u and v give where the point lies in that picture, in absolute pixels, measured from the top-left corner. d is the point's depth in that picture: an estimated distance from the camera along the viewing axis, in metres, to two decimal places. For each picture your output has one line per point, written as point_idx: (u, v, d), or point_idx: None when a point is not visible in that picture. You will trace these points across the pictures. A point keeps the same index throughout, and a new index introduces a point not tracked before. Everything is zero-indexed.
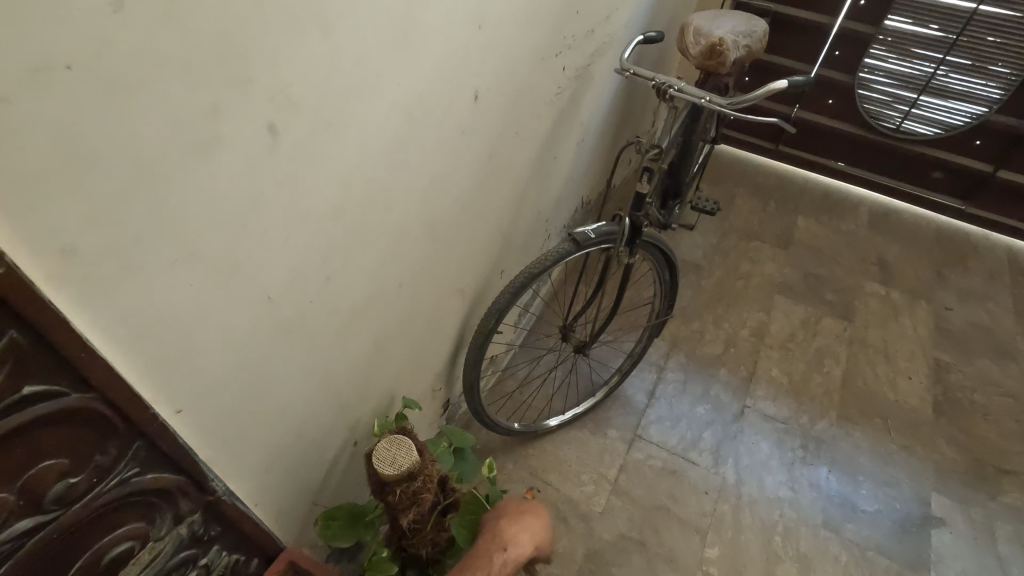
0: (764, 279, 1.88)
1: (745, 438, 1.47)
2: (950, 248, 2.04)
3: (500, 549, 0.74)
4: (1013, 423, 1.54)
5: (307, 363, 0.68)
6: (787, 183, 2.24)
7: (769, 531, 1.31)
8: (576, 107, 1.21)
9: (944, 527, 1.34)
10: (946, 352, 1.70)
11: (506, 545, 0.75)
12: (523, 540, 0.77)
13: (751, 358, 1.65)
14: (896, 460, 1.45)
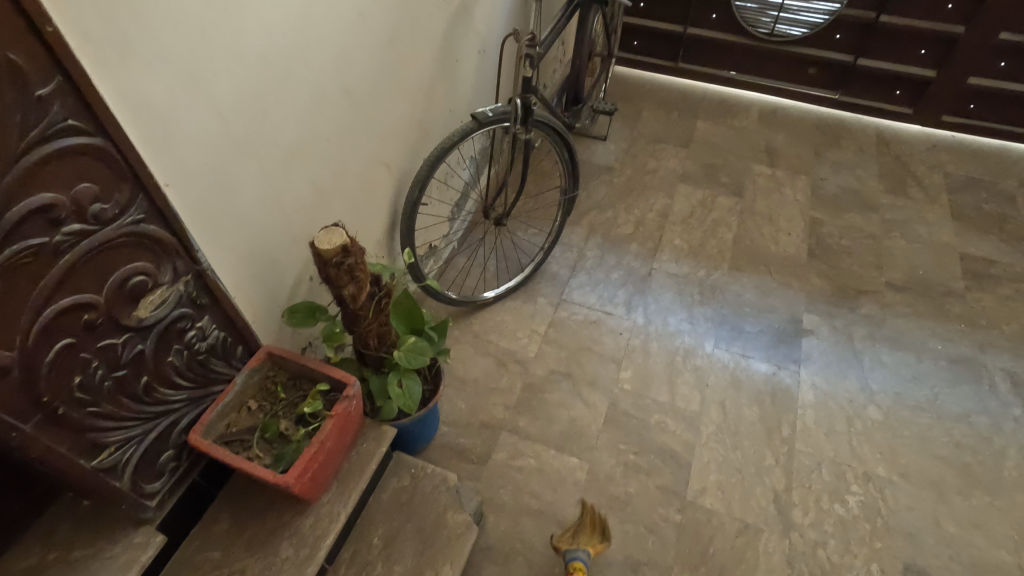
0: (668, 173, 2.17)
1: (652, 291, 1.76)
2: (828, 132, 2.35)
3: (346, 395, 0.99)
4: (871, 256, 1.86)
5: (261, 187, 0.92)
6: (689, 95, 2.53)
7: (672, 354, 1.60)
8: (469, 17, 1.45)
9: (812, 335, 1.65)
10: (820, 211, 2.02)
11: (348, 391, 0.99)
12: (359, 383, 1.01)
13: (657, 233, 1.94)
14: (775, 293, 1.76)
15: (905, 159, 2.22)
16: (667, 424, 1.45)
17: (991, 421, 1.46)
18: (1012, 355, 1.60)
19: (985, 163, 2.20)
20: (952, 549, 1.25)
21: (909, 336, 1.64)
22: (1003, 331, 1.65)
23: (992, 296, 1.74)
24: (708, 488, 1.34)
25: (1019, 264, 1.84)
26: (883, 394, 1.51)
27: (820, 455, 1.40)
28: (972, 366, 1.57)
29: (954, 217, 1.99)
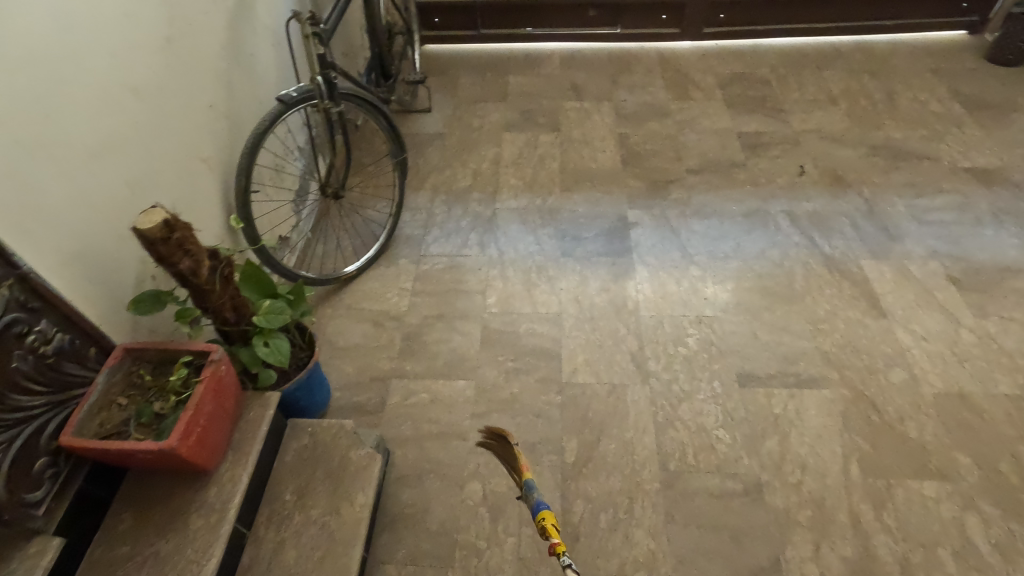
0: (493, 126, 2.36)
1: (499, 227, 1.94)
2: (619, 61, 2.67)
3: (210, 363, 1.05)
4: (672, 152, 2.18)
5: (105, 106, 1.03)
6: (496, 57, 2.75)
7: (527, 272, 1.80)
8: (251, 11, 1.52)
9: (637, 226, 1.91)
10: (625, 126, 2.31)
11: (212, 360, 1.05)
12: (222, 352, 1.08)
13: (493, 178, 2.12)
14: (602, 201, 2.01)
15: (684, 70, 2.59)
16: (535, 329, 1.64)
17: (781, 251, 1.80)
18: (787, 199, 1.97)
19: (744, 59, 2.62)
20: (768, 351, 1.55)
21: (711, 205, 1.96)
22: (777, 183, 2.03)
23: (766, 159, 2.12)
24: (579, 368, 1.54)
25: (780, 130, 2.25)
26: (699, 255, 1.81)
27: (661, 315, 1.66)
28: (760, 215, 1.92)
29: (728, 106, 2.38)
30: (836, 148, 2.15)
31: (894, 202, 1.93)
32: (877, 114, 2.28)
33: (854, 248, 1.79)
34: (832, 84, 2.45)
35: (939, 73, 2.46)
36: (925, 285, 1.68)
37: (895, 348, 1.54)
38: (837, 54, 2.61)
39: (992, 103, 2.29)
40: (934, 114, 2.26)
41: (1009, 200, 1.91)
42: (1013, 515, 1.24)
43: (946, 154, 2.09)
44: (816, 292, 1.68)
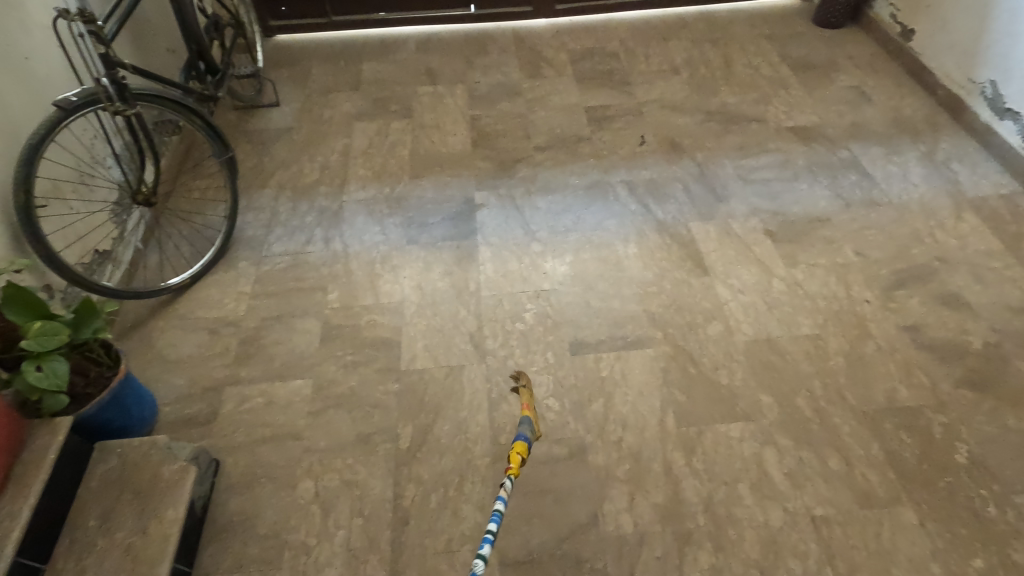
0: (344, 116, 2.31)
1: (345, 220, 1.91)
2: (475, 43, 2.66)
3: None
4: (521, 131, 2.21)
5: None
6: (351, 44, 2.68)
7: (372, 263, 1.79)
8: (18, 11, 1.40)
9: (483, 208, 1.94)
10: (477, 108, 2.32)
11: None
12: None
13: (342, 171, 2.08)
14: (451, 185, 2.01)
15: (537, 48, 2.62)
16: (376, 321, 1.64)
17: (618, 220, 1.88)
18: (627, 169, 2.04)
19: (595, 34, 2.68)
20: (599, 318, 1.62)
21: (555, 181, 2.01)
22: (619, 154, 2.10)
23: (610, 132, 2.19)
24: (417, 355, 1.56)
25: (625, 103, 2.32)
26: (541, 231, 1.86)
27: (501, 293, 1.69)
28: (601, 186, 1.99)
29: (578, 81, 2.43)
30: (675, 116, 2.25)
31: (723, 165, 2.04)
32: (714, 81, 2.40)
33: (684, 212, 1.89)
34: (676, 54, 2.55)
35: (772, 38, 2.60)
36: (744, 240, 1.80)
37: (714, 303, 1.64)
38: (682, 24, 2.71)
39: (816, 64, 2.46)
40: (765, 78, 2.40)
41: (824, 154, 2.06)
42: (805, 445, 1.36)
43: (772, 115, 2.22)
44: (647, 257, 1.76)
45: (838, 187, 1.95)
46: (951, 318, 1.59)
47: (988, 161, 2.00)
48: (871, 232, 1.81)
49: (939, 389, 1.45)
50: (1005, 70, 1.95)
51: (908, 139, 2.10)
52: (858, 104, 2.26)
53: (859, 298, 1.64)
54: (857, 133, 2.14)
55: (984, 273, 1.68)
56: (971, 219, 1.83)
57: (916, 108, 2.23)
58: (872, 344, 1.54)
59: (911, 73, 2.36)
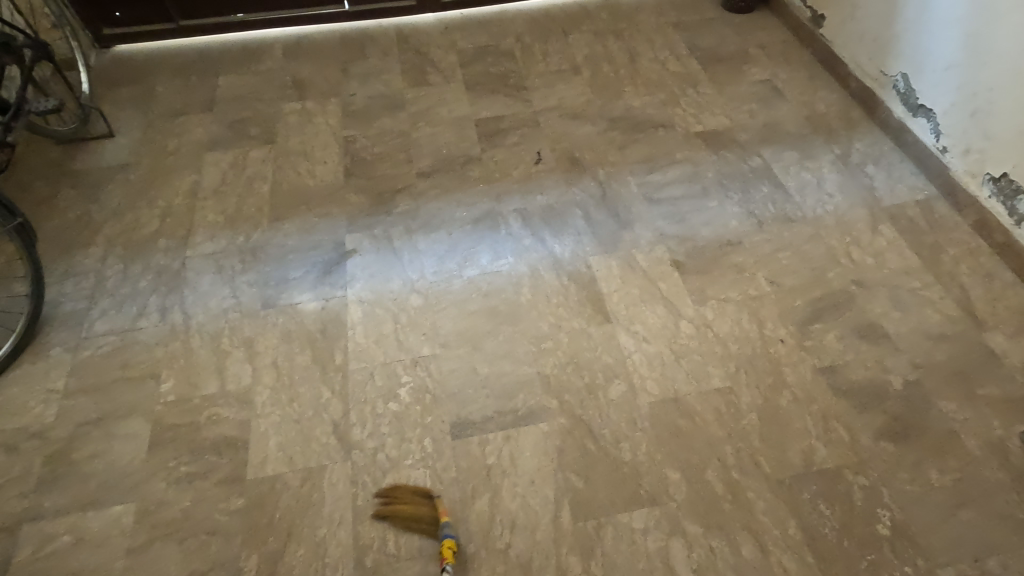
0: (193, 145, 1.96)
1: (188, 283, 1.60)
2: (351, 45, 2.33)
3: None
4: (402, 154, 1.93)
5: None
6: (205, 53, 2.29)
7: (218, 338, 1.49)
8: None
9: (355, 254, 1.66)
10: (351, 127, 2.01)
11: None
12: None
13: (187, 218, 1.76)
14: (318, 228, 1.72)
15: (423, 49, 2.31)
16: (219, 415, 1.36)
17: (510, 260, 1.64)
18: (521, 195, 1.80)
19: (489, 30, 2.39)
20: (485, 387, 1.40)
21: (438, 214, 1.76)
22: (512, 177, 1.86)
23: (503, 149, 1.94)
24: (269, 457, 1.30)
25: (521, 112, 2.06)
26: (421, 280, 1.60)
27: (372, 365, 1.44)
28: (491, 218, 1.74)
29: (468, 89, 2.15)
30: (576, 125, 2.02)
31: (627, 183, 1.83)
32: (618, 81, 2.17)
33: (584, 245, 1.68)
34: (578, 50, 2.30)
35: (679, 27, 2.39)
36: (650, 276, 1.60)
37: (616, 358, 1.45)
38: (585, 13, 2.45)
39: (727, 56, 2.26)
40: (673, 74, 2.19)
41: (735, 163, 1.88)
42: (716, 532, 1.19)
43: (681, 120, 2.02)
44: (541, 305, 1.55)
45: (749, 203, 1.77)
46: (869, 354, 1.45)
47: (904, 161, 1.86)
48: (785, 254, 1.64)
49: (859, 443, 1.30)
50: (917, 63, 1.80)
51: (822, 140, 1.95)
52: (771, 100, 2.08)
53: (773, 338, 1.48)
54: (770, 136, 1.96)
55: (902, 296, 1.55)
56: (888, 232, 1.69)
57: (830, 103, 2.07)
58: (787, 395, 1.38)
59: (825, 62, 2.19)
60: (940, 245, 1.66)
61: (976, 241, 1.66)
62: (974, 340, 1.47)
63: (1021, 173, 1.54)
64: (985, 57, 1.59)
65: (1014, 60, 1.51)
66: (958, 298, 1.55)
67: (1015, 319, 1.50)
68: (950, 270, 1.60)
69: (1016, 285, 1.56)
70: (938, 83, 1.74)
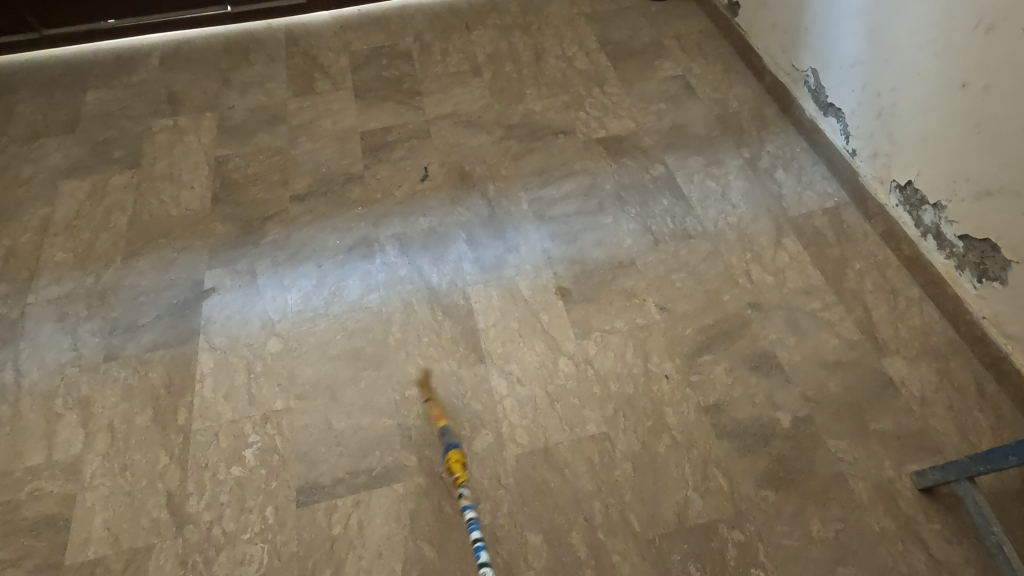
0: (48, 173, 1.79)
1: (26, 334, 1.46)
2: (235, 50, 2.14)
3: None
4: (278, 174, 1.77)
5: None
6: (74, 65, 2.11)
7: (51, 398, 1.36)
8: None
9: (214, 292, 1.52)
10: (225, 146, 1.85)
11: None
12: None
13: (33, 258, 1.61)
14: (176, 264, 1.58)
15: (313, 52, 2.13)
16: (42, 489, 1.24)
17: (383, 294, 1.51)
18: (402, 218, 1.66)
19: (386, 28, 2.21)
20: (340, 444, 1.28)
21: (310, 243, 1.61)
22: (394, 197, 1.71)
23: (389, 165, 1.79)
24: (91, 538, 1.18)
25: (412, 121, 1.91)
26: (283, 321, 1.47)
27: (218, 424, 1.31)
28: (367, 246, 1.61)
29: (358, 97, 1.98)
30: (469, 135, 1.87)
31: (518, 199, 1.70)
32: (520, 82, 2.01)
33: (463, 273, 1.55)
34: (481, 48, 2.13)
35: (592, 18, 2.22)
36: (533, 307, 1.48)
37: (485, 404, 1.33)
38: (492, 5, 2.28)
39: (639, 49, 2.11)
40: (580, 73, 2.04)
41: (635, 173, 1.75)
42: None
43: (582, 125, 1.88)
44: (411, 345, 1.42)
45: (647, 218, 1.65)
46: (759, 388, 1.34)
47: (815, 164, 1.74)
48: (679, 276, 1.53)
49: (738, 493, 1.21)
50: (825, 58, 1.67)
51: (731, 143, 1.81)
52: (681, 99, 1.94)
53: (657, 373, 1.37)
54: (676, 140, 1.83)
55: (800, 319, 1.44)
56: (792, 246, 1.58)
57: (744, 100, 1.93)
58: (666, 439, 1.28)
59: (742, 54, 2.04)
60: (845, 260, 1.54)
61: (884, 253, 1.54)
62: (872, 367, 1.36)
63: (925, 181, 1.42)
64: (887, 54, 1.45)
65: (915, 58, 1.37)
66: (859, 320, 1.44)
67: (918, 342, 1.40)
68: (854, 287, 1.49)
69: (923, 302, 1.46)
70: (845, 81, 1.61)
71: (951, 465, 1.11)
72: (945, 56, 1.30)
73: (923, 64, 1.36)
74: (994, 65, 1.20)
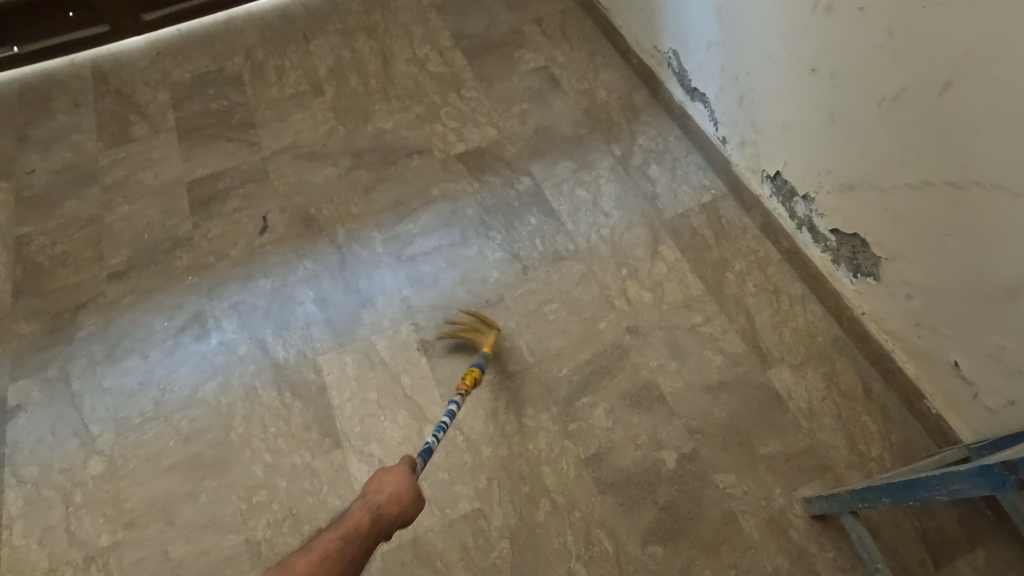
0: None
1: None
2: (33, 99, 1.83)
3: None
4: (90, 250, 1.53)
5: None
6: None
7: None
8: None
9: (20, 412, 1.30)
10: (26, 222, 1.58)
11: None
12: None
13: None
14: None
15: (127, 90, 1.84)
16: None
17: (221, 382, 1.32)
18: (240, 283, 1.46)
19: (211, 49, 1.93)
20: None
21: (133, 331, 1.40)
22: (230, 258, 1.50)
23: (221, 220, 1.57)
24: None
25: (246, 161, 1.68)
26: (104, 433, 1.27)
27: None
28: (201, 324, 1.40)
29: (182, 138, 1.73)
30: (313, 169, 1.65)
31: (371, 241, 1.51)
32: (367, 97, 1.80)
33: (313, 340, 1.37)
34: (322, 61, 1.89)
35: (443, 8, 1.99)
36: (393, 370, 1.32)
37: (344, 498, 1.18)
38: (331, 6, 2.02)
39: (497, 40, 1.90)
40: (433, 77, 1.83)
41: (498, 191, 1.58)
42: None
43: (439, 140, 1.69)
44: (256, 439, 1.25)
45: (513, 243, 1.50)
46: (641, 428, 1.24)
47: (689, 154, 1.61)
48: (552, 308, 1.40)
49: (623, 554, 1.12)
50: (683, 39, 1.52)
51: (601, 140, 1.66)
52: (545, 95, 1.77)
53: (532, 428, 1.24)
54: (541, 145, 1.66)
55: (681, 339, 1.34)
56: (668, 254, 1.46)
57: (611, 87, 1.77)
58: (545, 504, 1.17)
59: (607, 33, 1.87)
60: (725, 262, 1.44)
61: (764, 248, 1.44)
62: (757, 384, 1.27)
63: (792, 172, 1.31)
64: (739, 36, 1.31)
65: (765, 41, 1.24)
66: (742, 330, 1.34)
67: (803, 346, 1.31)
68: (735, 292, 1.39)
69: (806, 299, 1.37)
70: (705, 63, 1.47)
71: (834, 498, 1.04)
72: (793, 39, 1.17)
73: (774, 48, 1.22)
74: (840, 50, 1.07)
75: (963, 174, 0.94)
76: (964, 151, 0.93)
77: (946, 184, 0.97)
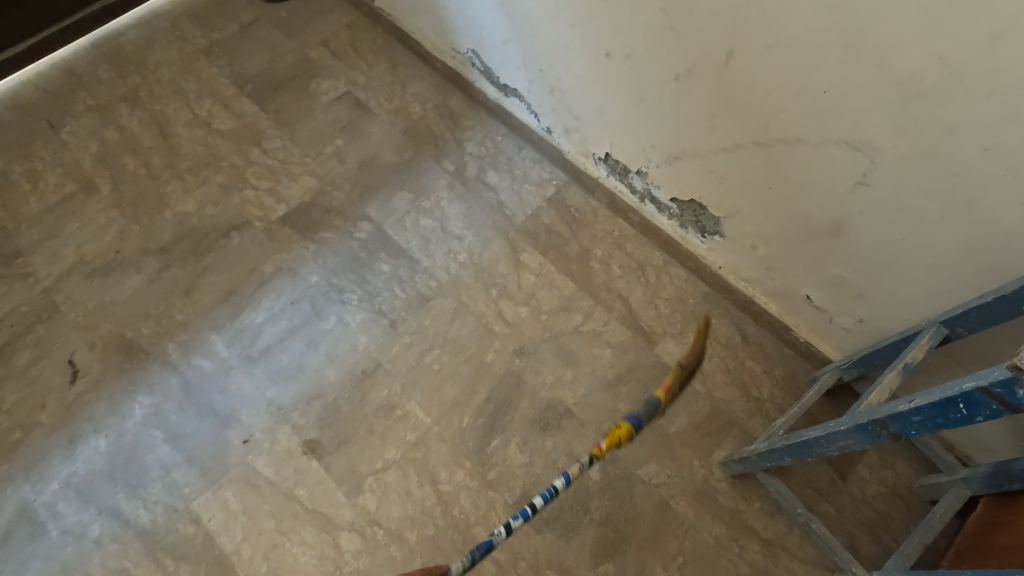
0: None
1: None
2: None
3: None
4: None
5: None
6: None
7: None
8: None
9: None
10: None
11: None
12: None
13: None
14: None
15: None
16: None
17: None
18: (65, 452, 1.21)
19: None
20: None
21: None
22: (41, 426, 1.24)
23: (14, 382, 1.28)
24: None
25: (23, 299, 1.38)
26: None
27: None
28: (29, 519, 1.15)
29: None
30: (114, 283, 1.40)
31: (211, 348, 1.32)
32: (154, 180, 1.54)
33: (179, 487, 1.18)
34: (83, 150, 1.58)
35: (211, 52, 1.74)
36: (284, 487, 1.18)
37: None
38: (73, 81, 1.69)
39: (285, 75, 1.70)
40: (226, 136, 1.61)
41: (339, 246, 1.44)
42: None
43: (255, 207, 1.50)
44: None
45: (372, 299, 1.37)
46: (557, 449, 1.21)
47: (521, 150, 1.56)
48: (433, 356, 1.31)
49: None
50: (478, 38, 1.44)
51: (430, 159, 1.56)
52: (356, 124, 1.62)
53: (451, 493, 1.17)
54: (369, 182, 1.53)
55: (569, 345, 1.32)
56: (532, 261, 1.42)
57: (423, 97, 1.66)
58: (489, 566, 1.11)
59: (401, 40, 1.75)
60: (586, 251, 1.42)
61: (618, 226, 1.45)
62: (650, 364, 1.29)
63: (620, 152, 1.30)
64: (529, 28, 1.26)
65: (555, 31, 1.19)
66: (622, 315, 1.35)
67: (679, 312, 1.35)
68: (605, 279, 1.39)
69: (668, 266, 1.39)
70: (506, 59, 1.41)
71: (746, 460, 1.08)
72: (580, 26, 1.13)
73: (565, 36, 1.19)
74: (627, 32, 1.05)
75: (766, 133, 0.97)
76: (761, 113, 0.95)
77: (756, 144, 1.00)
